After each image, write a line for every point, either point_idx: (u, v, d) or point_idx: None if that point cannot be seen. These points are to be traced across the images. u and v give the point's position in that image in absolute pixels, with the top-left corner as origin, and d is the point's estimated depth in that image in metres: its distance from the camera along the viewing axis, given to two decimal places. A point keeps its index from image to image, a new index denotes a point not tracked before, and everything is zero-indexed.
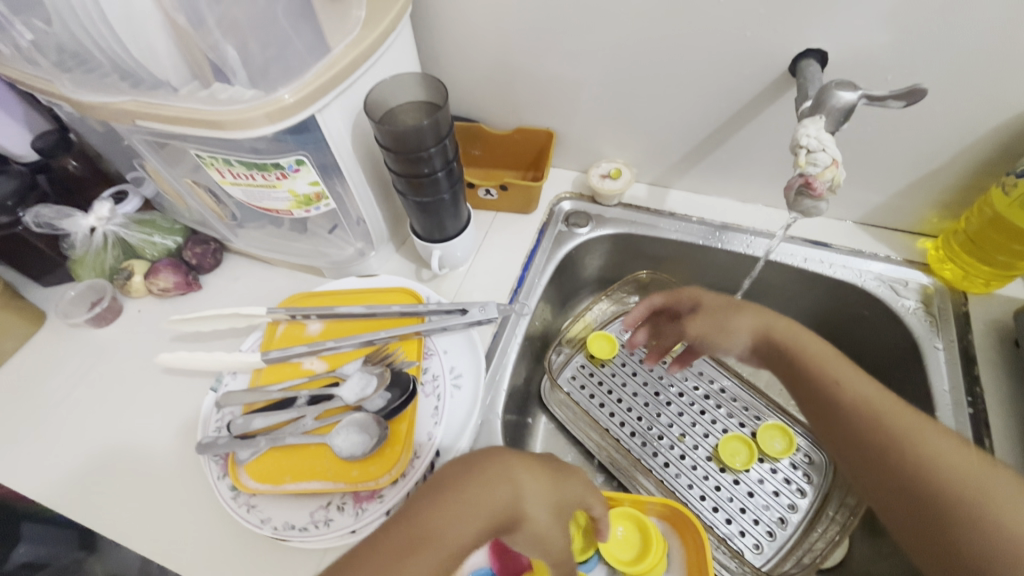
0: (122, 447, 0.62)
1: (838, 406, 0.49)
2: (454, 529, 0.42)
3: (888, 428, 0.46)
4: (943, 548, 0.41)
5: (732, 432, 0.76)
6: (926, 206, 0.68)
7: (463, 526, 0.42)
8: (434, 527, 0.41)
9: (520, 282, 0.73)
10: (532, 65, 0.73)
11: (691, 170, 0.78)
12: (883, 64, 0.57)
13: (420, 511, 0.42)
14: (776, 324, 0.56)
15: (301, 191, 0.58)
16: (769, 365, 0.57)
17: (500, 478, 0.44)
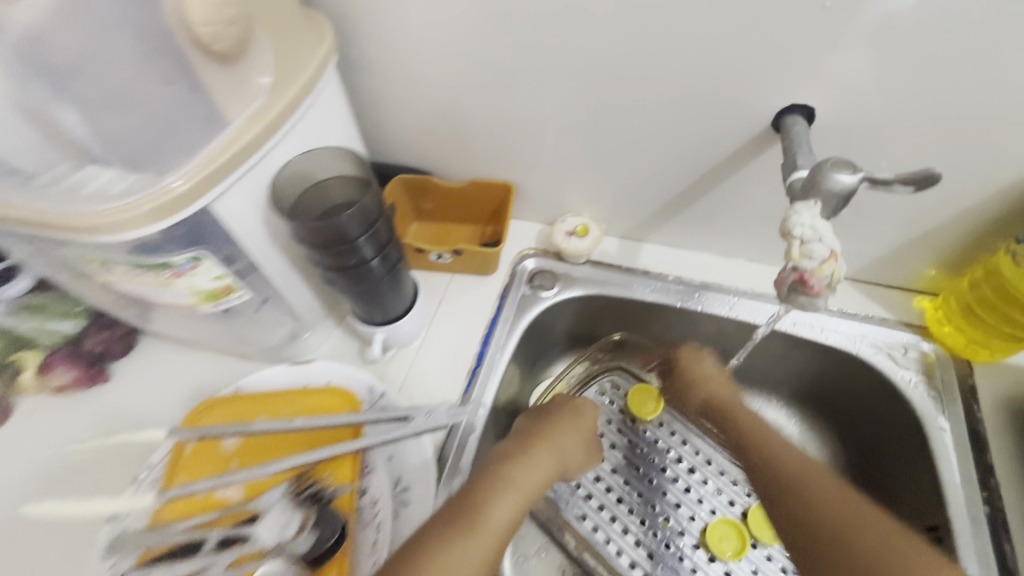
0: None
1: (779, 468, 0.51)
2: (500, 518, 0.46)
3: (809, 480, 0.49)
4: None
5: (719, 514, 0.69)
6: (923, 264, 0.62)
7: (512, 505, 0.48)
8: (486, 523, 0.45)
9: (479, 359, 0.64)
10: (485, 115, 0.65)
11: (666, 224, 0.70)
12: (875, 121, 0.51)
13: (467, 515, 0.45)
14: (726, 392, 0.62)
15: (204, 286, 0.49)
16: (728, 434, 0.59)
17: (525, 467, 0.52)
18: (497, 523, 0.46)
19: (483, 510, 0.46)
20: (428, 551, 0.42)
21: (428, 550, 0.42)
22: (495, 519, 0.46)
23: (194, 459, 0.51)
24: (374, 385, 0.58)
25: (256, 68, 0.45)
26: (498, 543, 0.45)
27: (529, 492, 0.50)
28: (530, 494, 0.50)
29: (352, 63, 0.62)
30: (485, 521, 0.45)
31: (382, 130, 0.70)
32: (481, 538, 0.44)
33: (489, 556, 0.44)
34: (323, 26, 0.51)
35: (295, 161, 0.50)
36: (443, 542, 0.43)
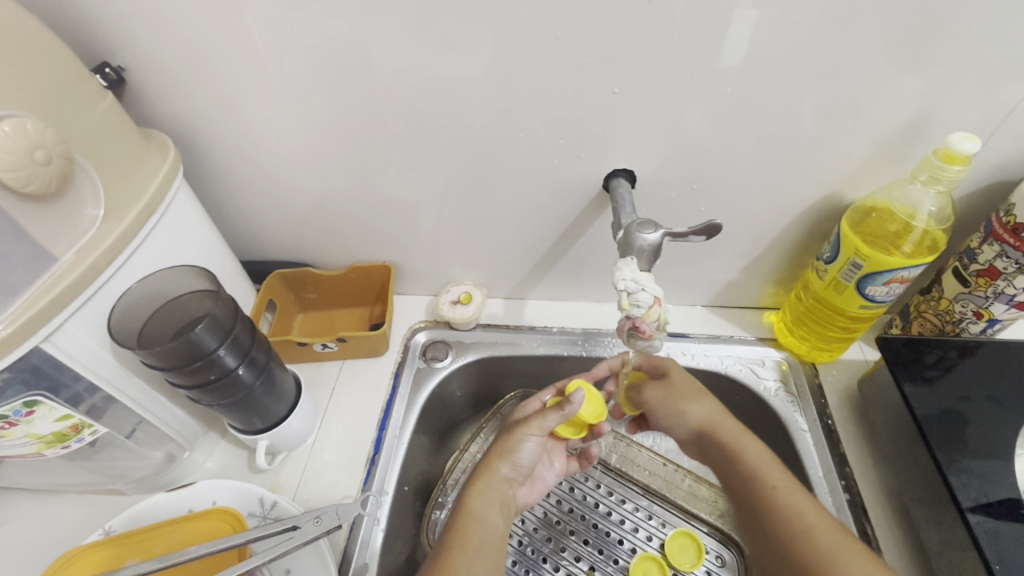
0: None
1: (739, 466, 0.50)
2: (477, 534, 0.50)
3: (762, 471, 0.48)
4: None
5: (639, 552, 0.69)
6: (763, 285, 0.71)
7: (477, 543, 0.49)
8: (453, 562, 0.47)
9: (377, 446, 0.63)
10: (352, 206, 0.67)
11: (542, 280, 0.75)
12: (686, 176, 0.59)
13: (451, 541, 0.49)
14: (725, 426, 0.53)
15: (47, 430, 0.45)
16: (709, 457, 0.53)
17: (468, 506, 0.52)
18: (469, 554, 0.48)
19: (457, 531, 0.50)
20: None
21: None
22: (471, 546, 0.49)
23: None
24: (265, 495, 0.55)
25: (87, 199, 0.44)
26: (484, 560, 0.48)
27: (478, 518, 0.52)
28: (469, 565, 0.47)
29: (209, 172, 0.63)
30: (458, 542, 0.49)
31: (253, 230, 0.70)
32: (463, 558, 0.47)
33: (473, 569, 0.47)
34: (168, 146, 0.52)
35: (134, 289, 0.48)
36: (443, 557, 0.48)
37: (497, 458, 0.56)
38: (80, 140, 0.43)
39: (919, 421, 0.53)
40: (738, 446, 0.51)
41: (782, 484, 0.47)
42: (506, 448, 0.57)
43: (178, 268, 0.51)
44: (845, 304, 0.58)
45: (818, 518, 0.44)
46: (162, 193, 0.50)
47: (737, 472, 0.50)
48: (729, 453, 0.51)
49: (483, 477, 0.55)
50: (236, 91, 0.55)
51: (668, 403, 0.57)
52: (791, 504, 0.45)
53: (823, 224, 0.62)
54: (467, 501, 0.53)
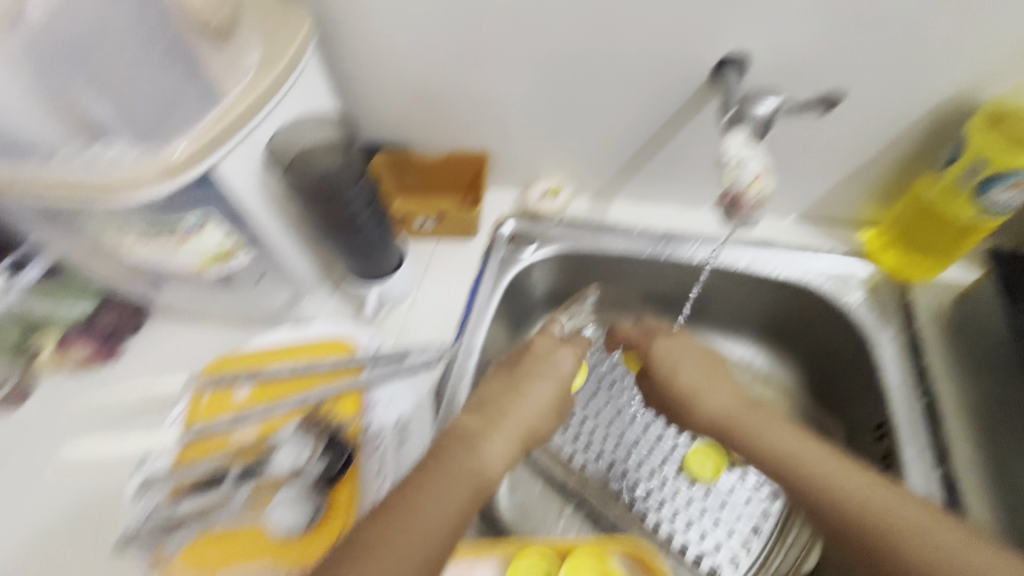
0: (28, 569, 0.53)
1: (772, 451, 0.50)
2: (464, 466, 0.44)
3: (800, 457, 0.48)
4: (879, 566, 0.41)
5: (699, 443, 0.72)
6: (863, 198, 0.69)
7: (455, 479, 0.43)
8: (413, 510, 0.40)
9: (467, 312, 0.70)
10: (457, 90, 0.70)
11: (630, 181, 0.76)
12: (801, 66, 0.57)
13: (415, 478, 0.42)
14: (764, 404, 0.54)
15: (210, 248, 0.54)
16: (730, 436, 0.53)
17: (476, 443, 0.45)
18: (446, 486, 0.42)
19: (426, 475, 0.42)
20: (377, 534, 0.39)
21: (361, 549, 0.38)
22: (452, 480, 0.43)
23: (213, 406, 0.56)
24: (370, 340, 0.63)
25: (246, 46, 0.51)
26: (464, 491, 0.43)
27: (468, 463, 0.44)
28: (453, 492, 0.42)
29: (330, 47, 0.67)
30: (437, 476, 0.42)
31: (362, 112, 0.75)
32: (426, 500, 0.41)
33: (445, 506, 0.41)
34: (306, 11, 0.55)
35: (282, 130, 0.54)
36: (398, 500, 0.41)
37: (514, 403, 0.49)
38: None
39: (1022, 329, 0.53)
40: (761, 428, 0.51)
41: (776, 442, 0.50)
42: (533, 394, 0.50)
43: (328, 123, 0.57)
44: (956, 211, 0.57)
45: (836, 469, 0.46)
46: (301, 53, 0.53)
47: (764, 454, 0.50)
48: (751, 433, 0.52)
49: (493, 421, 0.48)
50: None
51: (712, 370, 0.58)
52: (807, 473, 0.47)
53: (946, 127, 0.58)
54: (472, 454, 0.45)
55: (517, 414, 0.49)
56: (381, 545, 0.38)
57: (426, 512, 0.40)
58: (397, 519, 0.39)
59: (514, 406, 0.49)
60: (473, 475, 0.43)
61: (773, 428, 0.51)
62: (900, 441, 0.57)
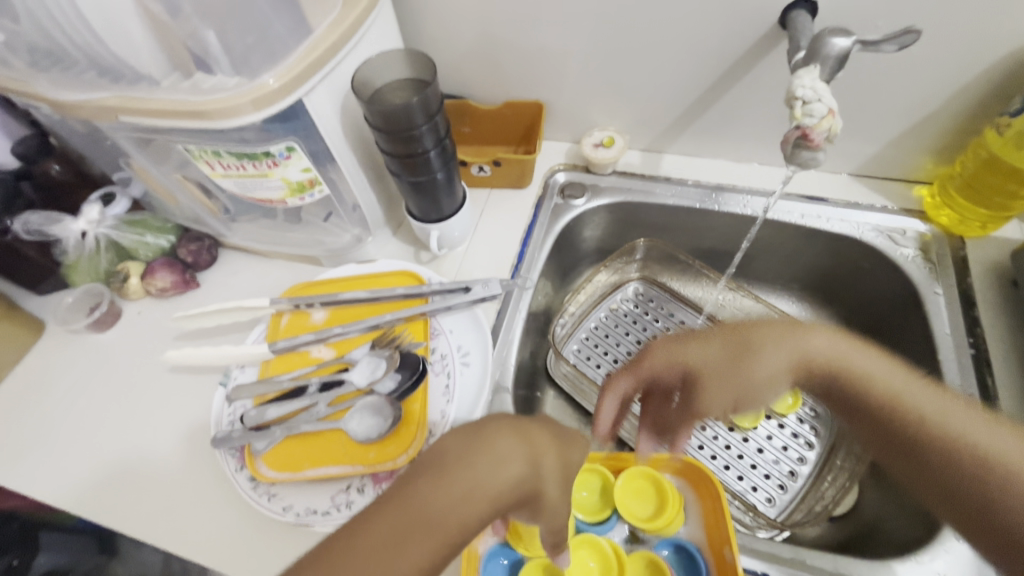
0: (128, 462, 0.59)
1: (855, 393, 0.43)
2: (491, 464, 0.35)
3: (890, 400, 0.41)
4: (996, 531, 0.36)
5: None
6: (922, 153, 0.68)
7: (484, 471, 0.35)
8: (433, 497, 0.33)
9: (520, 259, 0.73)
10: (519, 37, 0.71)
11: (684, 133, 0.77)
12: (871, 11, 0.57)
13: (438, 460, 0.35)
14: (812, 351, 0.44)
15: (294, 178, 0.57)
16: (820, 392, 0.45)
17: (508, 440, 0.36)
18: (471, 478, 0.34)
19: (451, 467, 0.34)
20: (385, 514, 0.33)
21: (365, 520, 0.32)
22: (483, 475, 0.35)
23: (291, 327, 0.60)
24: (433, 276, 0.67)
25: None
26: (490, 490, 0.35)
27: (499, 464, 0.35)
28: (478, 488, 0.34)
29: None
30: (465, 469, 0.34)
31: None
32: (447, 493, 0.33)
33: (467, 505, 0.34)
34: None
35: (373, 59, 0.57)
36: (422, 481, 0.34)
37: (538, 435, 0.38)
38: None
39: None
40: (838, 361, 0.43)
41: (932, 413, 0.40)
42: (498, 469, 0.35)
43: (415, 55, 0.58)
44: (1022, 162, 0.56)
45: (995, 438, 0.38)
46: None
47: (860, 396, 0.42)
48: (834, 368, 0.43)
49: (527, 435, 0.37)
50: None
51: (750, 354, 0.45)
52: (955, 442, 0.38)
53: (1018, 77, 0.58)
54: (458, 492, 0.34)
55: (505, 485, 0.35)
56: (387, 526, 0.32)
57: (448, 502, 0.33)
58: (415, 505, 0.33)
59: (449, 508, 0.33)
60: (503, 471, 0.35)
61: (875, 365, 0.43)
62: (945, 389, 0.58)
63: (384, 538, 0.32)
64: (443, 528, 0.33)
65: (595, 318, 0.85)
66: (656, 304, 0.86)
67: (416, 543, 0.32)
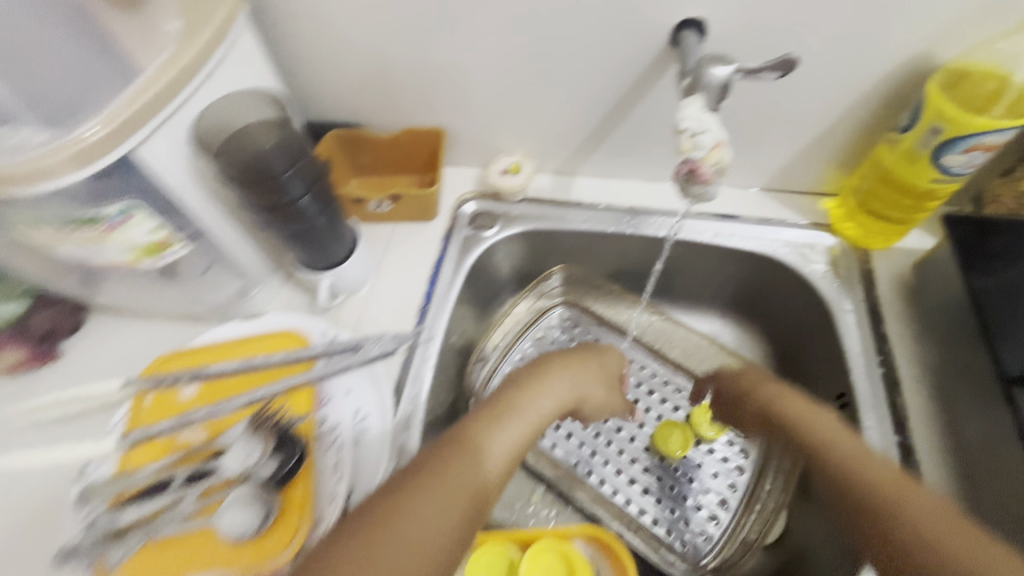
0: None
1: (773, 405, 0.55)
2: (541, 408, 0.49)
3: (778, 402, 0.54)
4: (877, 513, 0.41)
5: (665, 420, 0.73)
6: (826, 167, 0.68)
7: (538, 406, 0.49)
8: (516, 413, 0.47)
9: (427, 299, 0.67)
10: (408, 62, 0.66)
11: (593, 155, 0.74)
12: (761, 29, 0.55)
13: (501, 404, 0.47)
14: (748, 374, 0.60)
15: (141, 241, 0.49)
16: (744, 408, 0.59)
17: (556, 383, 0.53)
18: (525, 419, 0.47)
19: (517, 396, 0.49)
20: (471, 440, 0.43)
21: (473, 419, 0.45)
22: (535, 409, 0.49)
23: (158, 406, 0.53)
24: (327, 329, 0.60)
25: (159, 15, 0.46)
26: (545, 417, 0.49)
27: (552, 396, 0.51)
28: (537, 414, 0.48)
29: (267, 16, 0.62)
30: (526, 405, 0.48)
31: (309, 87, 0.71)
32: (514, 420, 0.46)
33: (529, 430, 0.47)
34: None
35: (212, 104, 0.48)
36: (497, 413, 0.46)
37: (591, 358, 0.59)
38: None
39: (976, 296, 0.52)
40: (747, 382, 0.59)
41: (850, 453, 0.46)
42: (525, 416, 0.47)
43: (254, 94, 0.51)
44: (916, 177, 0.55)
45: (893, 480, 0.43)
46: (227, 23, 0.48)
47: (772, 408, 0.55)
48: (746, 390, 0.59)
49: (577, 368, 0.57)
50: None
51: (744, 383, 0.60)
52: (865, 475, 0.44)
53: (907, 92, 0.57)
54: (487, 442, 0.43)
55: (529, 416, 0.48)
56: (471, 451, 0.42)
57: (516, 430, 0.46)
58: (494, 428, 0.45)
59: (483, 452, 0.42)
60: (557, 399, 0.52)
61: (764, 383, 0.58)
62: (860, 410, 0.56)
63: (476, 455, 0.42)
64: (505, 459, 0.43)
65: (519, 349, 0.81)
66: (580, 328, 0.82)
67: (457, 493, 0.39)
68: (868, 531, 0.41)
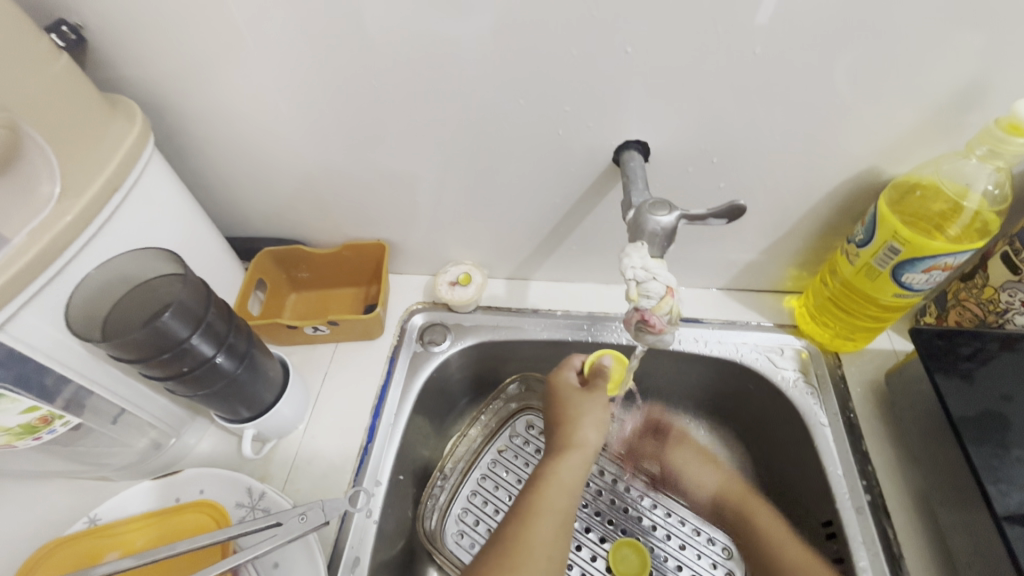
0: None
1: None
2: (559, 496, 0.47)
3: None
4: None
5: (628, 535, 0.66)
6: (784, 267, 0.66)
7: (561, 498, 0.47)
8: (542, 518, 0.45)
9: (370, 435, 0.61)
10: (343, 181, 0.62)
11: (546, 261, 0.71)
12: (704, 148, 0.53)
13: (525, 510, 0.46)
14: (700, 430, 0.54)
15: (14, 424, 0.42)
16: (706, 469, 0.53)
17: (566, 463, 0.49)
18: (551, 514, 0.45)
19: (538, 495, 0.46)
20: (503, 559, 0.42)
21: (508, 538, 0.44)
22: (559, 502, 0.46)
23: None
24: (252, 485, 0.53)
25: (41, 175, 0.41)
26: (565, 507, 0.46)
27: (569, 485, 0.48)
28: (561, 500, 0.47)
29: (188, 144, 0.58)
30: (545, 500, 0.46)
31: (239, 207, 0.66)
32: (540, 521, 0.44)
33: (556, 529, 0.45)
34: (135, 114, 0.48)
35: (93, 277, 0.44)
36: (523, 522, 0.44)
37: (576, 427, 0.52)
38: (38, 109, 0.40)
39: (957, 424, 0.48)
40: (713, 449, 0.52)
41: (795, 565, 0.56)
42: (549, 509, 0.45)
43: (156, 253, 0.48)
44: (877, 292, 0.53)
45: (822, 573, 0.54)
46: (127, 168, 0.46)
47: None
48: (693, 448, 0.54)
49: (571, 444, 0.51)
50: (209, 49, 0.49)
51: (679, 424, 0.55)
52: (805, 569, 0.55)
53: (857, 202, 0.56)
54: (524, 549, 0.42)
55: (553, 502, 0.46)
56: (516, 561, 0.42)
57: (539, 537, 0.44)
58: (529, 535, 0.43)
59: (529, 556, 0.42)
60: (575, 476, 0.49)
61: None
62: (850, 547, 0.52)
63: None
64: (553, 560, 0.43)
65: (480, 467, 0.72)
66: None
67: None
68: None
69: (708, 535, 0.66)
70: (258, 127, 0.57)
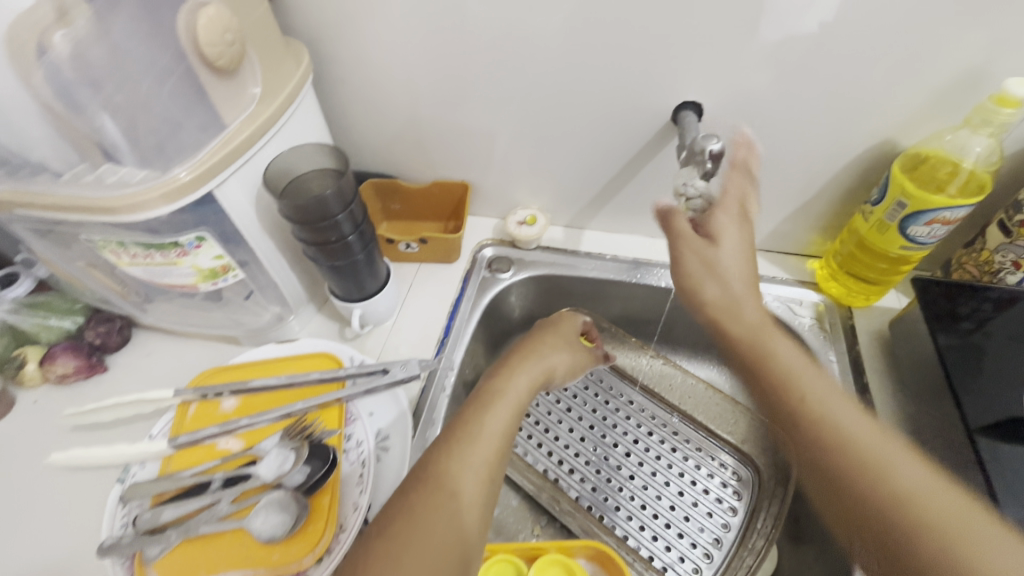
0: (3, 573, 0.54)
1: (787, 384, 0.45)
2: (498, 429, 0.48)
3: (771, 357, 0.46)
4: (849, 499, 0.39)
5: (650, 452, 0.76)
6: (810, 231, 0.75)
7: (503, 415, 0.50)
8: (479, 437, 0.46)
9: (447, 332, 0.74)
10: (441, 127, 0.75)
11: (601, 212, 0.83)
12: (749, 114, 0.64)
13: (462, 434, 0.46)
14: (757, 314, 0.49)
15: (205, 265, 0.57)
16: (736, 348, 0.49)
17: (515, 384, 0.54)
18: (488, 437, 0.47)
19: (482, 419, 0.48)
20: (419, 488, 0.42)
21: (429, 470, 0.43)
22: (492, 427, 0.48)
23: (197, 417, 0.58)
24: (354, 354, 0.64)
25: (248, 81, 0.55)
26: (506, 424, 0.49)
27: (515, 402, 0.52)
28: (499, 420, 0.49)
29: (327, 82, 0.73)
30: (480, 423, 0.48)
31: (355, 142, 0.81)
32: (479, 443, 0.46)
33: (490, 446, 0.46)
34: (303, 52, 0.62)
35: (281, 157, 0.60)
36: (451, 449, 0.45)
37: (542, 353, 0.60)
38: (252, 35, 0.54)
39: (942, 350, 0.58)
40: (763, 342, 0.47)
41: (815, 395, 0.43)
42: (486, 430, 0.47)
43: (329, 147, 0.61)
44: (887, 245, 0.63)
45: (865, 425, 0.41)
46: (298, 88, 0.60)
47: (773, 383, 0.45)
48: (747, 341, 0.48)
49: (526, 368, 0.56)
50: (361, 6, 0.63)
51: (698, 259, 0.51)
52: (834, 423, 0.41)
53: (878, 172, 0.66)
54: (453, 462, 0.44)
55: (490, 423, 0.48)
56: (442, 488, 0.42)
57: (479, 449, 0.45)
58: (455, 464, 0.43)
59: (456, 466, 0.43)
60: (530, 380, 0.56)
61: (734, 277, 0.49)
62: None
63: (437, 512, 0.40)
64: (482, 479, 0.44)
65: None
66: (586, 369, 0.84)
67: (433, 526, 0.39)
68: (851, 526, 0.39)
69: (720, 460, 0.76)
70: (383, 74, 0.70)
